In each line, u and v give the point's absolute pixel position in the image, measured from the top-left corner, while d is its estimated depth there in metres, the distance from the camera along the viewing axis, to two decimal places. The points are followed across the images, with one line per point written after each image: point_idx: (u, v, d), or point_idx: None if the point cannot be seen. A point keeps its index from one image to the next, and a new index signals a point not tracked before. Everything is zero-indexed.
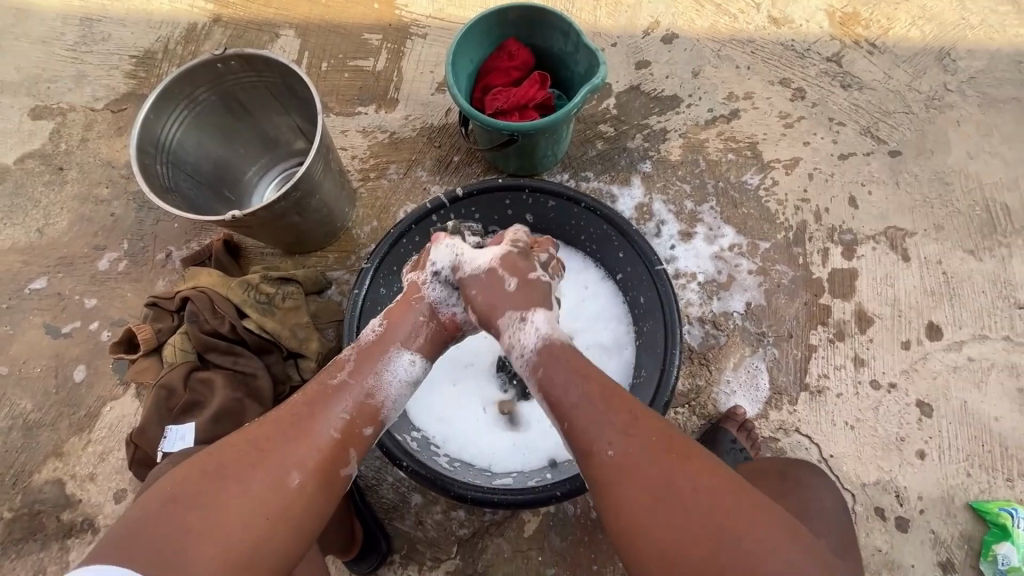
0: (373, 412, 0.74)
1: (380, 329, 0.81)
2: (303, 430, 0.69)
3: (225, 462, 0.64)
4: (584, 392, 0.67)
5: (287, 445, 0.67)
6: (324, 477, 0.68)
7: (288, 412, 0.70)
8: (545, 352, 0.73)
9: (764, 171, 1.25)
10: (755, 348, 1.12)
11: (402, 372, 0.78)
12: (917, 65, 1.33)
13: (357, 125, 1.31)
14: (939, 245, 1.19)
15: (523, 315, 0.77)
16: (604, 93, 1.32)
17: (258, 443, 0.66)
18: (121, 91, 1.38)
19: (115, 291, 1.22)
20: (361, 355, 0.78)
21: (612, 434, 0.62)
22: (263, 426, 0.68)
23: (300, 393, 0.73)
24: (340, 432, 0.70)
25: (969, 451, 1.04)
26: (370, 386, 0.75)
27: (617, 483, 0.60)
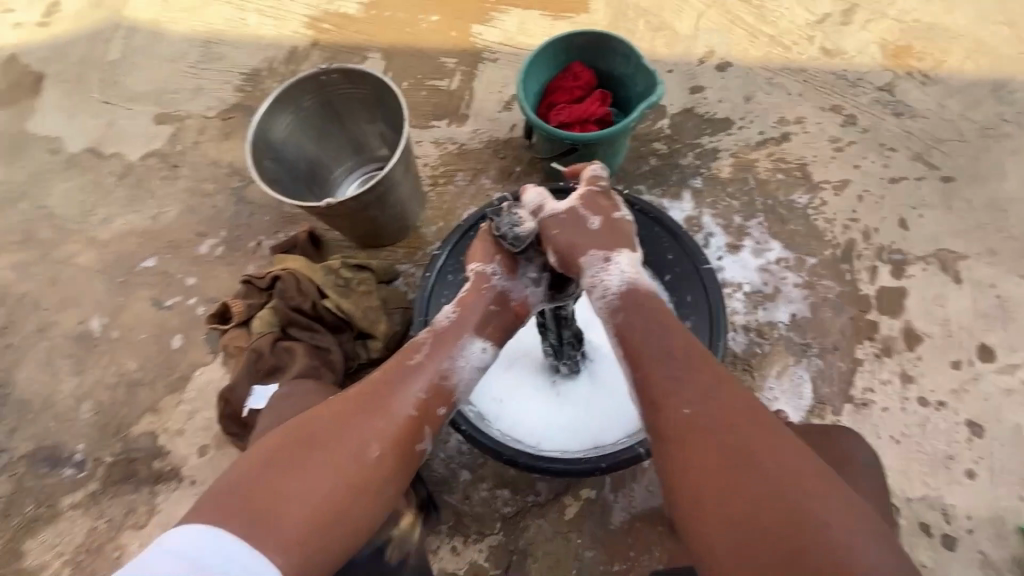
0: (446, 393, 0.80)
1: (453, 315, 0.86)
2: (384, 406, 0.74)
3: (314, 433, 0.69)
4: (667, 345, 0.72)
5: (371, 420, 0.72)
6: (401, 449, 0.73)
7: (370, 390, 0.75)
8: (628, 298, 0.78)
9: (813, 191, 1.30)
10: (798, 358, 1.15)
11: (474, 358, 0.84)
12: (972, 96, 1.36)
13: (431, 136, 1.46)
14: (993, 270, 1.19)
15: (607, 256, 0.82)
16: (659, 114, 1.41)
17: (345, 416, 0.71)
18: (230, 102, 1.58)
19: (212, 273, 1.39)
20: (436, 340, 0.82)
21: (690, 393, 0.66)
22: (346, 403, 0.73)
23: (379, 372, 0.77)
24: (417, 410, 0.76)
25: (1022, 475, 1.03)
26: (445, 369, 0.80)
27: (687, 430, 0.64)
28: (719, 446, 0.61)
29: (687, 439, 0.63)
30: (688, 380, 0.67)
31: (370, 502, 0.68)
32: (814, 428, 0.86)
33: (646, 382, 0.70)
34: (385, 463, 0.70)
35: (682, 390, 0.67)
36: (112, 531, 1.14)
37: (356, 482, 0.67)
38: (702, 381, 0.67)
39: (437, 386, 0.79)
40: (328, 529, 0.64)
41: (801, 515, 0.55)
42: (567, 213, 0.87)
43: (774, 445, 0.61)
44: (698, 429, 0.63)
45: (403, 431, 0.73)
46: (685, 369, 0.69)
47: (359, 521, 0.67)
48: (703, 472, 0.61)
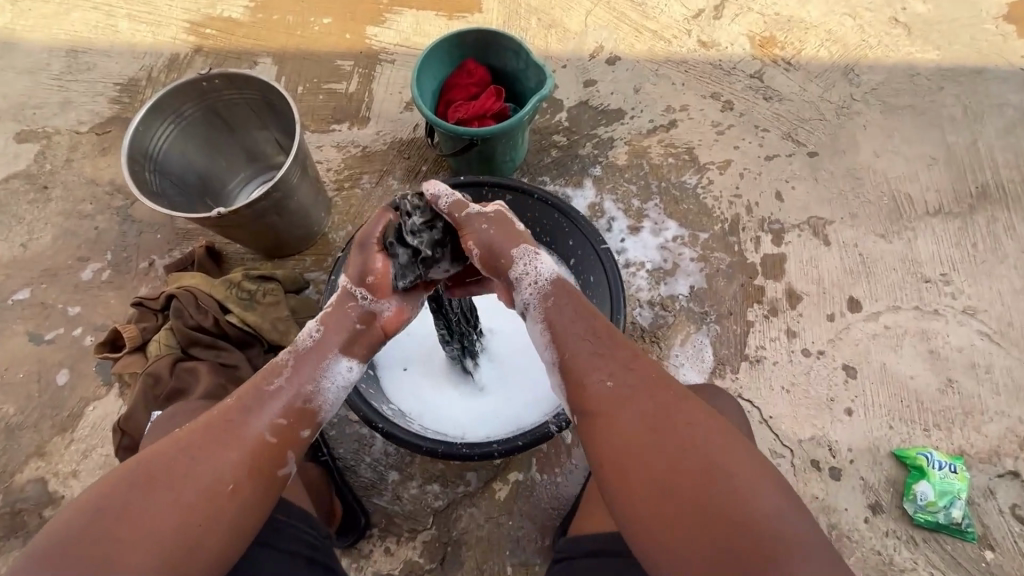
0: (310, 413, 0.75)
1: (315, 335, 0.78)
2: (234, 436, 0.68)
3: (154, 473, 0.64)
4: (586, 329, 0.75)
5: (217, 454, 0.66)
6: (260, 477, 0.68)
7: (219, 420, 0.69)
8: (556, 287, 0.78)
9: (700, 171, 1.41)
10: (699, 325, 1.24)
11: (340, 378, 0.78)
12: (828, 79, 1.52)
13: (332, 140, 1.43)
14: (854, 231, 1.35)
15: (538, 250, 0.80)
16: (557, 108, 1.47)
17: (187, 452, 0.66)
18: (106, 115, 1.46)
19: (98, 299, 1.28)
20: (297, 358, 0.76)
21: (612, 371, 0.70)
22: (193, 436, 0.67)
23: (231, 397, 0.71)
24: (274, 435, 0.70)
25: (889, 406, 1.17)
26: (308, 390, 0.75)
27: (610, 411, 0.68)
28: (641, 423, 0.66)
29: (608, 419, 0.67)
30: (608, 363, 0.71)
31: (224, 537, 0.64)
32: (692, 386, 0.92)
33: (570, 368, 0.73)
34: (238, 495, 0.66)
35: (603, 366, 0.71)
36: None
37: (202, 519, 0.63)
38: (617, 362, 0.71)
39: (298, 406, 0.73)
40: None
41: (707, 475, 0.61)
42: (494, 212, 0.82)
43: (688, 415, 0.66)
44: (618, 409, 0.67)
45: (258, 460, 0.68)
46: (605, 351, 0.72)
47: (213, 557, 0.63)
48: (628, 449, 0.65)
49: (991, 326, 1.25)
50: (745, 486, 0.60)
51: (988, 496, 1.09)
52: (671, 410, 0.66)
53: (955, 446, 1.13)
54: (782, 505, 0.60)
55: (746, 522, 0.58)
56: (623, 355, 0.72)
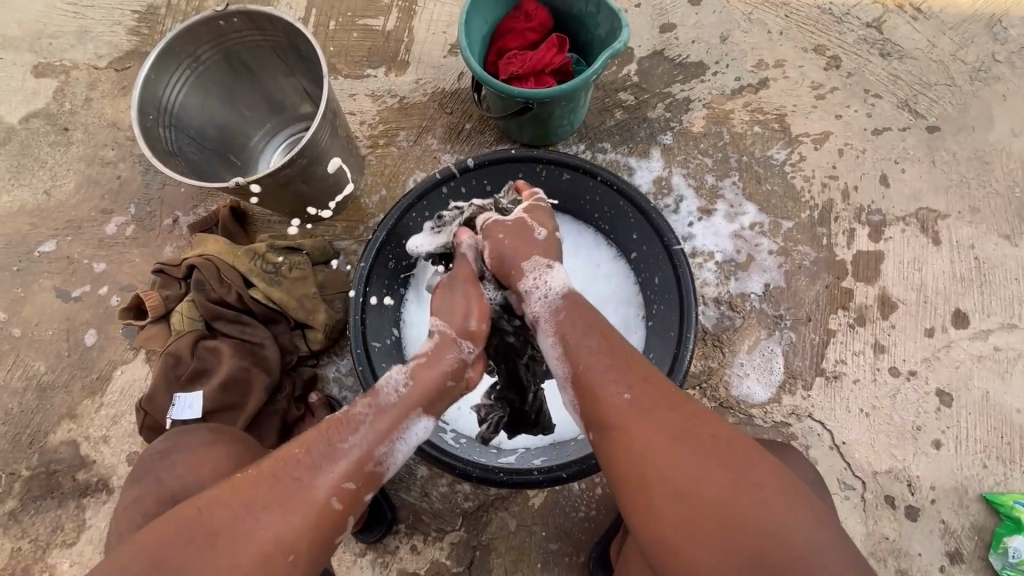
0: (378, 476, 0.66)
1: (400, 384, 0.72)
2: (297, 495, 0.59)
3: (207, 527, 0.55)
4: (601, 341, 0.69)
5: (273, 513, 0.57)
6: (317, 546, 0.58)
7: (285, 472, 0.60)
8: (567, 302, 0.76)
9: (792, 145, 1.19)
10: (771, 331, 1.09)
11: (414, 439, 0.71)
12: (966, 32, 1.23)
13: (366, 88, 1.26)
14: (973, 229, 1.13)
15: (549, 263, 0.81)
16: (625, 58, 1.25)
17: (244, 508, 0.57)
18: (124, 49, 1.33)
19: (123, 257, 1.21)
20: (378, 414, 0.68)
21: (630, 381, 0.63)
22: (255, 489, 0.58)
23: (299, 447, 0.63)
24: (341, 501, 0.61)
25: (986, 442, 1.02)
26: (381, 452, 0.66)
27: (626, 423, 0.60)
28: (669, 431, 0.57)
29: (625, 429, 0.59)
30: (624, 372, 0.64)
31: None
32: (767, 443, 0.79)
33: (584, 381, 0.66)
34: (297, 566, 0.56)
35: (621, 378, 0.64)
36: (39, 550, 1.06)
37: None
38: (635, 370, 0.64)
39: (371, 466, 0.65)
40: None
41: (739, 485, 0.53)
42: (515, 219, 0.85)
43: (713, 426, 0.58)
44: (637, 418, 0.59)
45: (317, 530, 0.58)
46: (621, 362, 0.66)
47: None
48: (647, 467, 0.56)
49: None
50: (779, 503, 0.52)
51: None
52: (694, 422, 0.58)
53: None
54: (821, 526, 0.51)
55: (774, 549, 0.49)
56: (640, 366, 0.65)
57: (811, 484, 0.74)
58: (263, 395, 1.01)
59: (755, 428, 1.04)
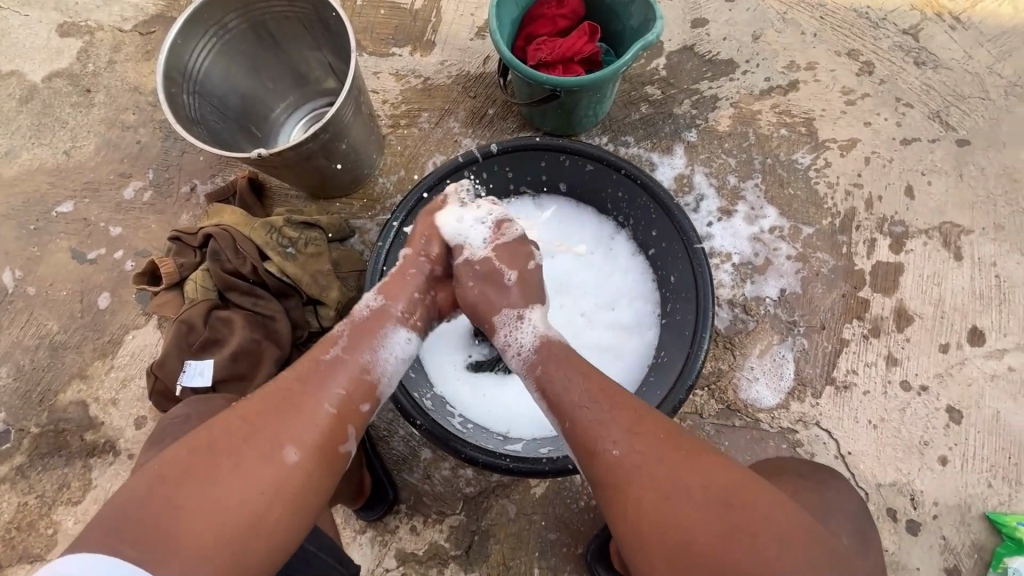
0: (371, 386, 0.71)
1: (375, 305, 0.79)
2: (295, 409, 0.63)
3: (209, 444, 0.59)
4: (586, 390, 0.68)
5: (274, 426, 0.61)
6: (321, 450, 0.62)
7: (281, 389, 0.65)
8: (542, 348, 0.76)
9: (817, 150, 1.17)
10: (783, 336, 1.08)
11: (399, 349, 0.77)
12: (1003, 46, 1.21)
13: (391, 67, 1.25)
14: (996, 246, 1.11)
15: (520, 313, 0.81)
16: (654, 51, 1.23)
17: (244, 425, 0.60)
18: (150, 13, 1.32)
19: (139, 222, 1.22)
20: (354, 331, 0.74)
21: (618, 434, 0.62)
22: (252, 409, 0.62)
23: (288, 371, 0.67)
24: (337, 407, 0.65)
25: (993, 462, 1.01)
26: (367, 361, 0.72)
27: (622, 481, 0.60)
28: (666, 488, 0.58)
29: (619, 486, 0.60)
30: (614, 426, 0.63)
31: (286, 510, 0.58)
32: (812, 466, 0.77)
33: (573, 432, 0.66)
34: (303, 466, 0.60)
35: (609, 430, 0.63)
36: (44, 506, 1.07)
37: (262, 490, 0.57)
38: (625, 420, 0.63)
39: (362, 376, 0.70)
40: (228, 543, 0.54)
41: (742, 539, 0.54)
42: (482, 261, 0.85)
43: (712, 479, 0.58)
44: (632, 475, 0.59)
45: (319, 431, 0.63)
46: (612, 406, 0.65)
47: (273, 542, 0.57)
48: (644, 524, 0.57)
49: None
50: (782, 552, 0.53)
51: None
52: (691, 477, 0.58)
53: None
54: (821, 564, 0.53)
55: None
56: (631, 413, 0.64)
57: (851, 517, 0.72)
58: (273, 368, 1.01)
59: (761, 432, 1.04)
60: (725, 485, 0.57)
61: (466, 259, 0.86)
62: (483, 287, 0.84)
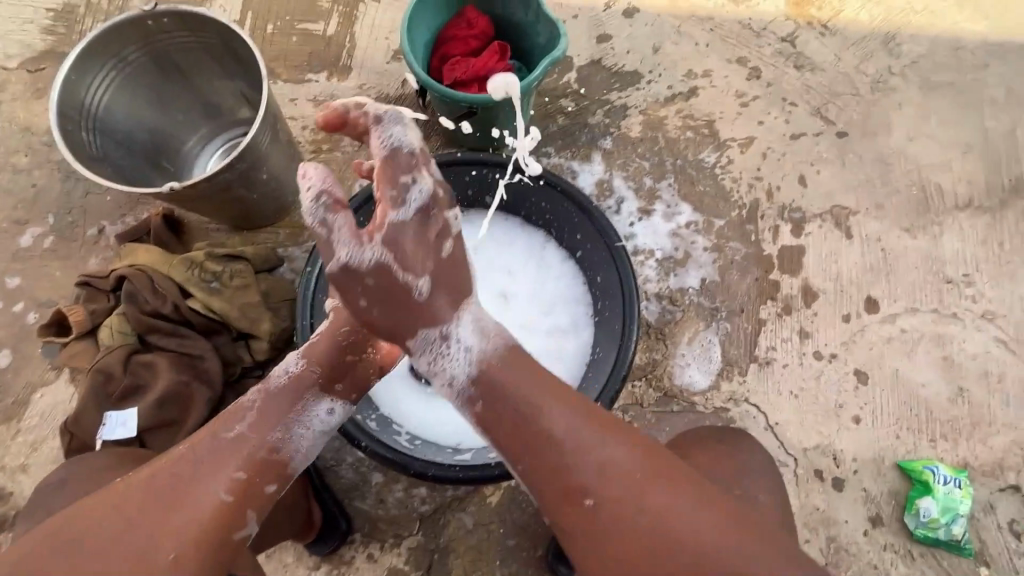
0: (276, 464, 0.68)
1: (295, 369, 0.73)
2: (186, 493, 0.61)
3: (93, 532, 0.57)
4: (529, 391, 0.67)
5: (160, 514, 0.59)
6: (205, 546, 0.60)
7: (170, 473, 0.62)
8: (479, 378, 0.70)
9: (720, 149, 1.27)
10: (708, 323, 1.16)
11: (319, 422, 0.73)
12: (865, 48, 1.37)
13: (308, 93, 1.24)
14: (879, 223, 1.25)
15: (443, 333, 0.73)
16: (565, 66, 1.30)
17: (128, 511, 0.59)
18: (37, 49, 1.24)
19: (40, 271, 1.13)
20: (264, 400, 0.70)
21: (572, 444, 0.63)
22: (140, 498, 0.60)
23: (185, 445, 0.65)
24: (233, 493, 0.63)
25: (898, 415, 1.13)
26: (274, 439, 0.68)
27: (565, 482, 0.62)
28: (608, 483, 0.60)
29: (561, 485, 0.62)
30: (559, 427, 0.63)
31: None
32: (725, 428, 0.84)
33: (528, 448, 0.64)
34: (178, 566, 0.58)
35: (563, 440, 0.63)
36: None
37: None
38: (570, 419, 0.64)
39: (266, 455, 0.67)
40: None
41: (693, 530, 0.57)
42: (374, 273, 0.71)
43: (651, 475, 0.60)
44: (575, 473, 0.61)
45: (207, 524, 0.60)
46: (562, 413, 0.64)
47: None
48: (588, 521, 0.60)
49: (1008, 333, 1.19)
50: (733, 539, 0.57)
51: (987, 511, 1.08)
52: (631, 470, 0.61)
53: (959, 459, 1.11)
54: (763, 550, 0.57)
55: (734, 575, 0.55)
56: (575, 413, 0.64)
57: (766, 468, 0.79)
58: (204, 410, 0.96)
59: (697, 414, 1.11)
60: (664, 475, 0.61)
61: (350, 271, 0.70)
62: (387, 307, 0.72)
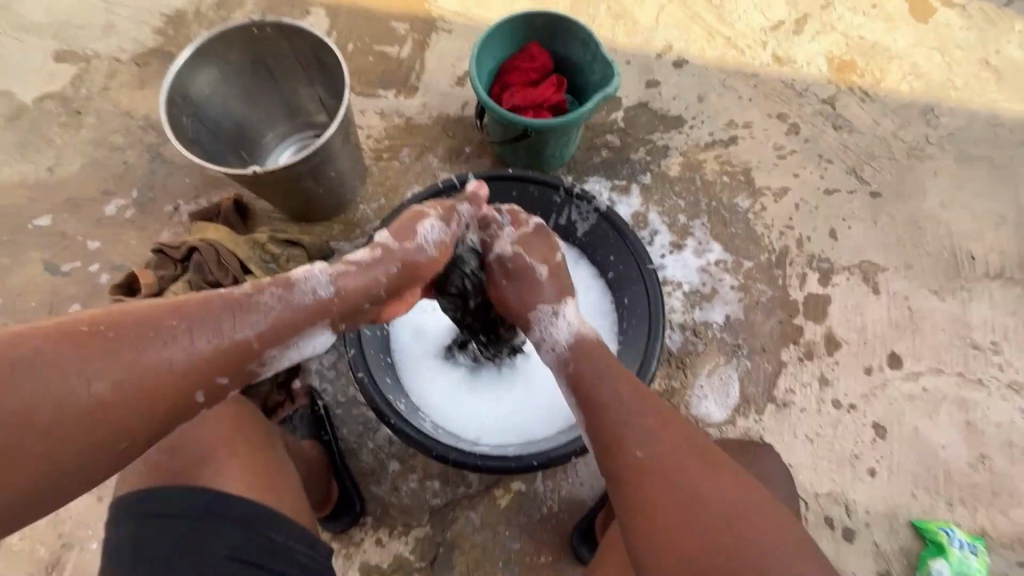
0: (253, 377, 0.66)
1: (316, 288, 0.71)
2: (167, 379, 0.57)
3: (49, 384, 0.50)
4: (616, 388, 0.71)
5: (134, 396, 0.54)
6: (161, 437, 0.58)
7: (156, 346, 0.57)
8: (576, 349, 0.78)
9: (754, 196, 1.33)
10: (729, 358, 1.19)
11: (309, 351, 0.73)
12: (904, 116, 1.43)
13: (376, 107, 1.36)
14: (907, 282, 1.28)
15: (557, 309, 0.84)
16: (614, 105, 1.40)
17: (98, 375, 0.53)
18: (147, 46, 1.40)
19: (118, 238, 1.24)
20: (279, 311, 0.67)
21: (642, 435, 0.65)
22: (113, 368, 0.54)
23: (180, 319, 0.59)
24: (207, 398, 0.61)
25: (915, 473, 1.12)
26: (269, 357, 0.66)
27: (644, 478, 0.62)
28: (687, 481, 0.60)
29: (640, 488, 0.62)
30: (640, 425, 0.66)
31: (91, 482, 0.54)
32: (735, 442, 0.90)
33: (600, 429, 0.69)
34: (129, 450, 0.56)
35: (635, 431, 0.66)
36: None
37: (72, 465, 0.52)
38: (652, 421, 0.66)
39: (245, 370, 0.64)
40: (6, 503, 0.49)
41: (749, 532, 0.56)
42: (513, 259, 0.87)
43: (731, 486, 0.60)
44: (654, 476, 0.62)
45: (170, 418, 0.58)
46: (638, 407, 0.68)
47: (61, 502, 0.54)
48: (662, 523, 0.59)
49: None
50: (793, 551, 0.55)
51: None
52: (714, 484, 0.60)
53: (976, 525, 1.09)
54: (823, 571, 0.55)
55: None
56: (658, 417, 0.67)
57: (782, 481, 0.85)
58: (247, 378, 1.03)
59: None
60: (742, 489, 0.60)
61: (499, 256, 0.88)
62: (515, 287, 0.86)
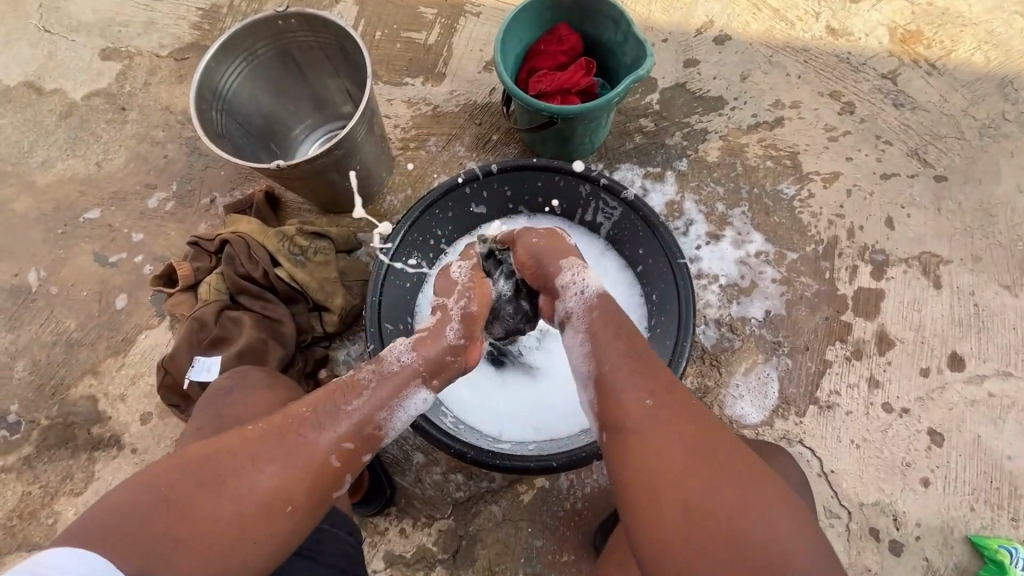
0: (376, 438, 0.71)
1: (403, 357, 0.76)
2: (304, 446, 0.64)
3: (228, 466, 0.60)
4: (624, 347, 0.71)
5: (286, 466, 0.62)
6: (315, 501, 0.64)
7: (295, 425, 0.65)
8: (601, 296, 0.78)
9: (802, 182, 1.24)
10: (768, 356, 1.12)
11: (413, 409, 0.76)
12: (978, 91, 1.29)
13: (404, 95, 1.34)
14: (974, 276, 1.16)
15: (582, 264, 0.84)
16: (649, 87, 1.32)
17: (258, 455, 0.62)
18: (185, 41, 1.43)
19: (160, 230, 1.29)
20: (377, 379, 0.73)
21: (645, 389, 0.66)
22: (272, 452, 0.62)
23: (307, 404, 0.68)
24: (340, 459, 0.66)
25: (975, 485, 1.03)
26: (379, 416, 0.71)
27: (641, 430, 0.62)
28: (664, 435, 0.61)
29: (636, 440, 0.62)
30: (644, 381, 0.66)
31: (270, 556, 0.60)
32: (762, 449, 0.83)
33: (604, 381, 0.69)
34: (293, 516, 0.62)
35: (639, 384, 0.66)
36: (45, 497, 1.11)
37: (251, 531, 0.59)
38: (649, 380, 0.67)
39: (374, 435, 0.70)
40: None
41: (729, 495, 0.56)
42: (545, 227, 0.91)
43: (721, 447, 0.60)
44: (650, 429, 0.62)
45: (314, 482, 0.64)
46: (642, 367, 0.68)
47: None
48: (652, 465, 0.60)
49: None
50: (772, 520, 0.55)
51: None
52: (706, 447, 0.60)
53: None
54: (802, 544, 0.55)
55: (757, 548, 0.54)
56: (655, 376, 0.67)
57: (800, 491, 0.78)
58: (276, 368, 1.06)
59: None
60: (734, 455, 0.60)
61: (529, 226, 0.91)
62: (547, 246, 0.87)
